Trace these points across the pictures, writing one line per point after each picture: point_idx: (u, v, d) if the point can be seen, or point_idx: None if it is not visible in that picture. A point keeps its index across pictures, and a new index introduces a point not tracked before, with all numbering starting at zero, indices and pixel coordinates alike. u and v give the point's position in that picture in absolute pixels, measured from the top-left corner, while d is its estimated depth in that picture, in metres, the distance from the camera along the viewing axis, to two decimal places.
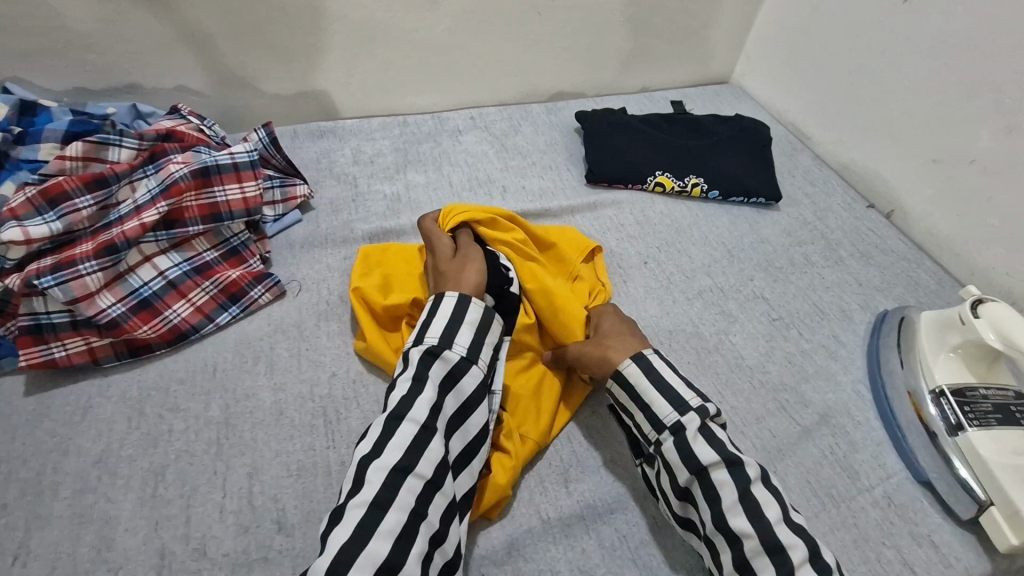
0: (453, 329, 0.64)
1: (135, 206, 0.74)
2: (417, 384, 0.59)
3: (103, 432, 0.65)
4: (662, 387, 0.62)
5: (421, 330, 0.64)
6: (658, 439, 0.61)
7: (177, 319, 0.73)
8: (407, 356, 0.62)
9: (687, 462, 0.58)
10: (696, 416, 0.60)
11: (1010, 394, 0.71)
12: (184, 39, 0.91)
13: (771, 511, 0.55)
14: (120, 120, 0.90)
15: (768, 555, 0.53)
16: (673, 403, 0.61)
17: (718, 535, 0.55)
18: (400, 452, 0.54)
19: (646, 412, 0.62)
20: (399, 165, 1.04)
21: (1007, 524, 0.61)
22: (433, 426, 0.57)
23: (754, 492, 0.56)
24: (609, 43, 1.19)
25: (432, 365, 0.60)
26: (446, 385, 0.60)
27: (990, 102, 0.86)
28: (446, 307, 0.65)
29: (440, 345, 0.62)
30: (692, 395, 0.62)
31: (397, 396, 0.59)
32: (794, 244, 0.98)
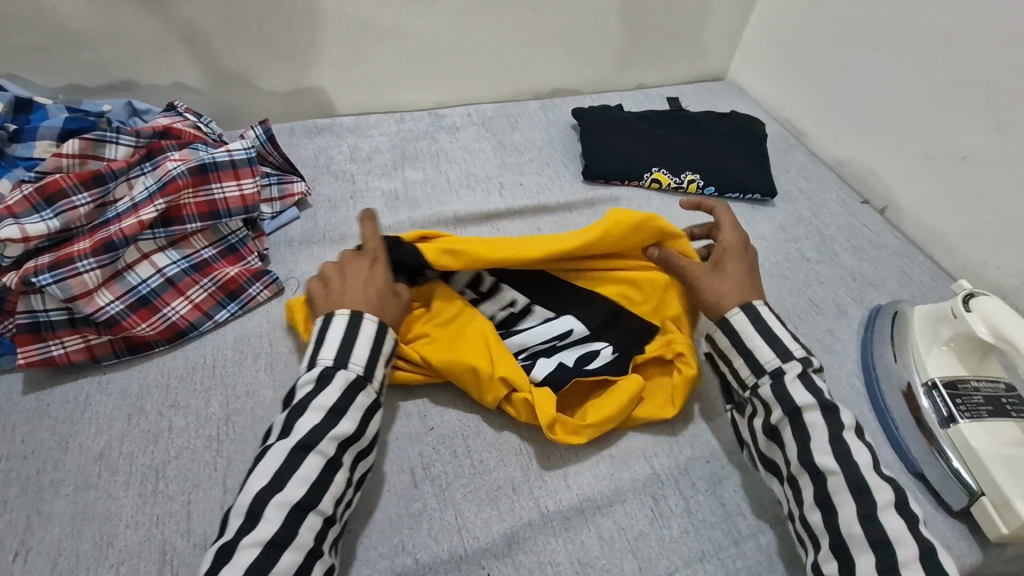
0: (376, 359, 0.61)
1: (133, 203, 0.74)
2: (334, 417, 0.56)
3: (102, 430, 0.65)
4: (768, 335, 0.64)
5: (343, 348, 0.60)
6: (755, 382, 0.63)
7: (176, 316, 0.73)
8: (329, 378, 0.58)
9: (782, 403, 0.60)
10: (798, 364, 0.62)
11: (1002, 386, 0.72)
12: (179, 36, 0.91)
13: (861, 457, 0.57)
14: (116, 117, 0.89)
15: (852, 493, 0.55)
16: (774, 351, 0.63)
17: (803, 474, 0.58)
18: (304, 487, 0.53)
19: (746, 357, 0.64)
20: (396, 162, 1.04)
21: (997, 513, 0.62)
22: (338, 460, 0.56)
23: (846, 439, 0.58)
24: (604, 40, 1.19)
25: (356, 398, 0.58)
26: (365, 419, 0.58)
27: (981, 99, 0.88)
28: (370, 333, 0.61)
29: (365, 376, 0.59)
30: (796, 345, 0.64)
31: (305, 424, 0.55)
32: (789, 239, 0.99)
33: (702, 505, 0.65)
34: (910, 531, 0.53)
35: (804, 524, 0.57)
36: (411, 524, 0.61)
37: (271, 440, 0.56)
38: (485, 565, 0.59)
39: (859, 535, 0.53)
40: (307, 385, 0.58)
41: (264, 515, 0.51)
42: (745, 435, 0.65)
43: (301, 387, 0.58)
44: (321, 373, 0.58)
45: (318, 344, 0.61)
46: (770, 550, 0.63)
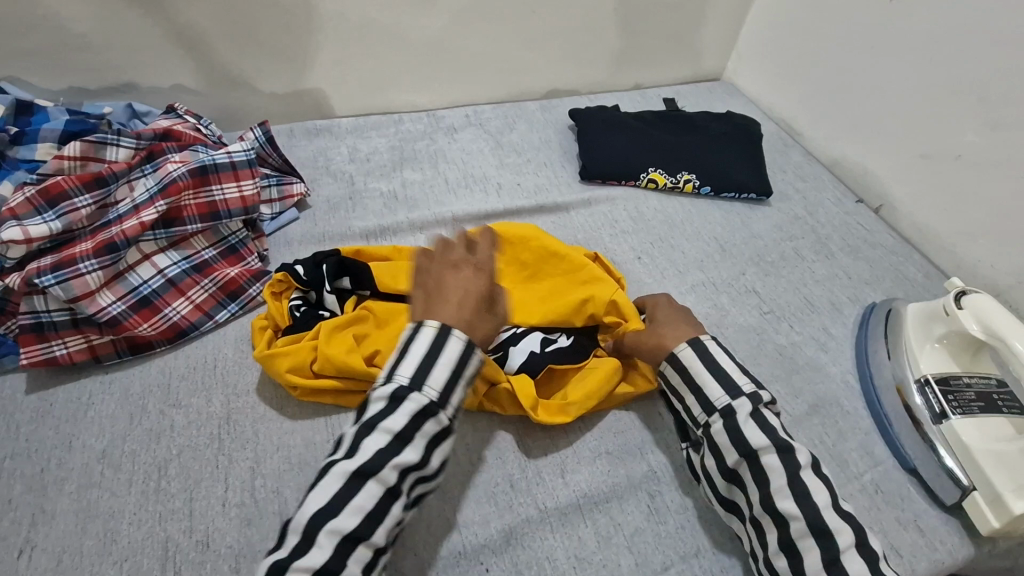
0: (453, 383, 0.57)
1: (134, 205, 0.75)
2: (399, 444, 0.54)
3: (105, 429, 0.66)
4: (717, 371, 0.63)
5: (423, 368, 0.57)
6: (708, 421, 0.62)
7: (177, 316, 0.74)
8: (399, 401, 0.55)
9: (739, 445, 0.59)
10: (748, 401, 0.61)
11: (993, 382, 0.73)
12: (180, 39, 0.92)
13: (820, 498, 0.56)
14: (116, 119, 0.90)
15: (815, 537, 0.54)
16: (725, 387, 0.62)
17: (765, 516, 0.57)
18: (360, 517, 0.51)
19: (697, 394, 0.64)
20: (395, 163, 1.05)
21: (989, 508, 0.63)
22: (398, 487, 0.54)
23: (803, 478, 0.57)
24: (601, 41, 1.20)
25: (423, 425, 0.55)
26: (430, 447, 0.56)
27: (974, 98, 0.89)
28: (453, 355, 0.58)
29: (437, 404, 0.56)
30: (746, 380, 0.63)
31: (371, 445, 0.53)
32: (785, 238, 1.00)
33: (698, 501, 0.66)
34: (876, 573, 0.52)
35: (770, 567, 0.56)
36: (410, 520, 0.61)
37: (335, 455, 0.55)
38: (483, 561, 0.59)
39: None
40: (378, 402, 0.56)
41: (322, 544, 0.49)
42: (700, 473, 0.64)
43: (372, 403, 0.56)
44: (392, 394, 0.55)
45: (399, 357, 0.58)
46: None
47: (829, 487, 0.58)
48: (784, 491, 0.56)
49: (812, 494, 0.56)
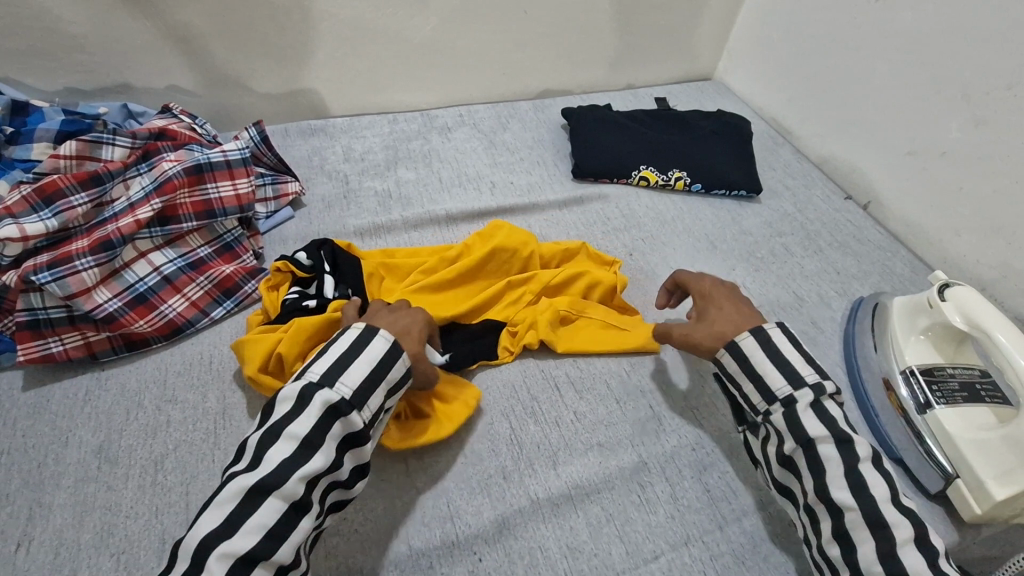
0: (370, 386, 0.57)
1: (130, 203, 0.75)
2: (306, 449, 0.51)
3: (102, 424, 0.67)
4: (779, 362, 0.62)
5: (335, 368, 0.56)
6: (767, 410, 0.63)
7: (173, 313, 0.75)
8: (307, 399, 0.53)
9: (794, 433, 0.59)
10: (810, 392, 0.61)
11: (976, 372, 0.73)
12: (175, 40, 0.93)
13: (878, 491, 0.56)
14: (112, 119, 0.91)
15: (873, 528, 0.54)
16: (787, 378, 0.62)
17: (819, 505, 0.58)
18: (259, 535, 0.47)
19: (757, 383, 0.63)
20: (389, 162, 1.06)
21: (972, 496, 0.64)
22: (307, 499, 0.51)
23: (861, 471, 0.57)
24: (593, 42, 1.22)
25: (333, 426, 0.53)
26: (341, 453, 0.53)
27: (959, 95, 0.90)
28: (373, 355, 0.58)
29: (349, 403, 0.55)
30: (810, 371, 0.62)
31: (276, 453, 0.51)
32: (775, 235, 1.01)
33: (688, 491, 0.67)
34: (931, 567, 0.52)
35: (823, 555, 0.57)
36: (403, 511, 0.62)
37: (237, 468, 0.51)
38: (476, 550, 0.60)
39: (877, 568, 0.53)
40: (286, 403, 0.53)
41: (210, 571, 0.45)
42: (758, 457, 0.65)
43: (278, 407, 0.54)
44: (301, 392, 0.54)
45: (313, 359, 0.57)
46: (754, 535, 0.65)
47: (889, 480, 0.57)
48: None
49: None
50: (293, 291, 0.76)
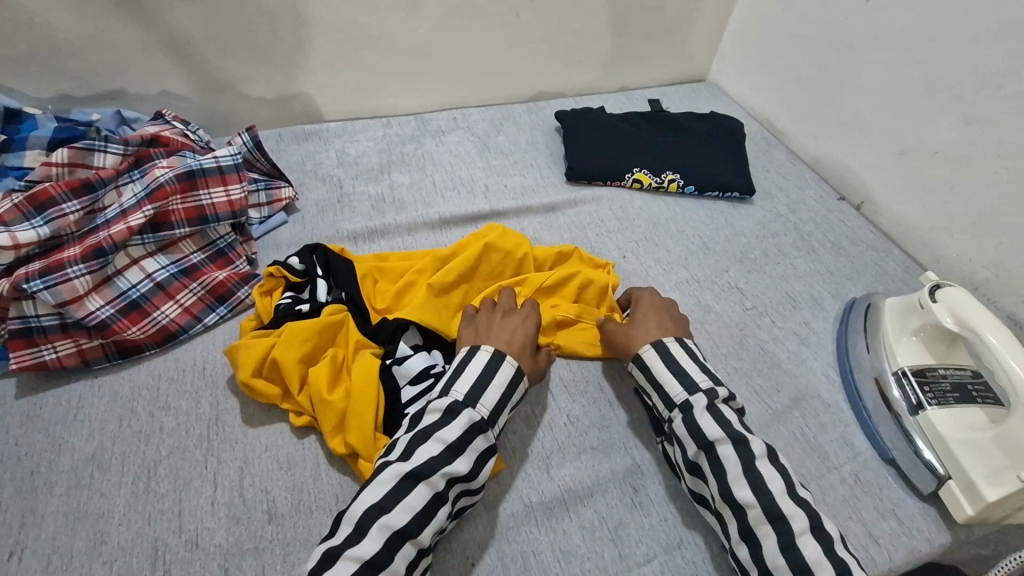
0: (501, 407, 0.63)
1: (122, 210, 0.75)
2: (452, 454, 0.57)
3: (95, 431, 0.67)
4: (677, 371, 0.66)
5: (476, 387, 0.62)
6: (669, 416, 0.65)
7: (166, 320, 0.75)
8: (455, 413, 0.60)
9: (695, 437, 0.61)
10: (704, 397, 0.63)
11: (968, 373, 0.74)
12: (168, 46, 0.93)
13: (774, 486, 0.58)
14: (105, 125, 0.91)
15: (773, 522, 0.56)
16: (683, 385, 0.65)
17: (726, 507, 0.59)
18: (408, 516, 0.54)
19: (659, 391, 0.66)
20: (383, 166, 1.06)
21: (964, 496, 0.64)
22: (444, 495, 0.56)
23: (757, 469, 0.59)
24: (586, 43, 1.22)
25: (474, 440, 0.59)
26: (480, 461, 0.59)
27: (949, 96, 0.90)
28: (505, 378, 0.64)
29: (488, 422, 0.61)
30: (704, 378, 0.65)
31: (426, 452, 0.57)
32: (768, 236, 1.01)
33: (681, 493, 0.67)
34: (828, 555, 0.53)
35: (737, 558, 0.58)
36: None
37: (390, 457, 0.58)
38: (469, 555, 0.60)
39: (783, 564, 0.54)
40: (434, 414, 0.60)
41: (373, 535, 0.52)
42: (676, 466, 0.66)
43: (427, 416, 0.60)
44: (449, 405, 0.60)
45: (454, 377, 0.64)
46: None
47: (785, 474, 0.59)
48: (741, 479, 0.58)
49: (763, 485, 0.57)
50: (286, 296, 0.77)
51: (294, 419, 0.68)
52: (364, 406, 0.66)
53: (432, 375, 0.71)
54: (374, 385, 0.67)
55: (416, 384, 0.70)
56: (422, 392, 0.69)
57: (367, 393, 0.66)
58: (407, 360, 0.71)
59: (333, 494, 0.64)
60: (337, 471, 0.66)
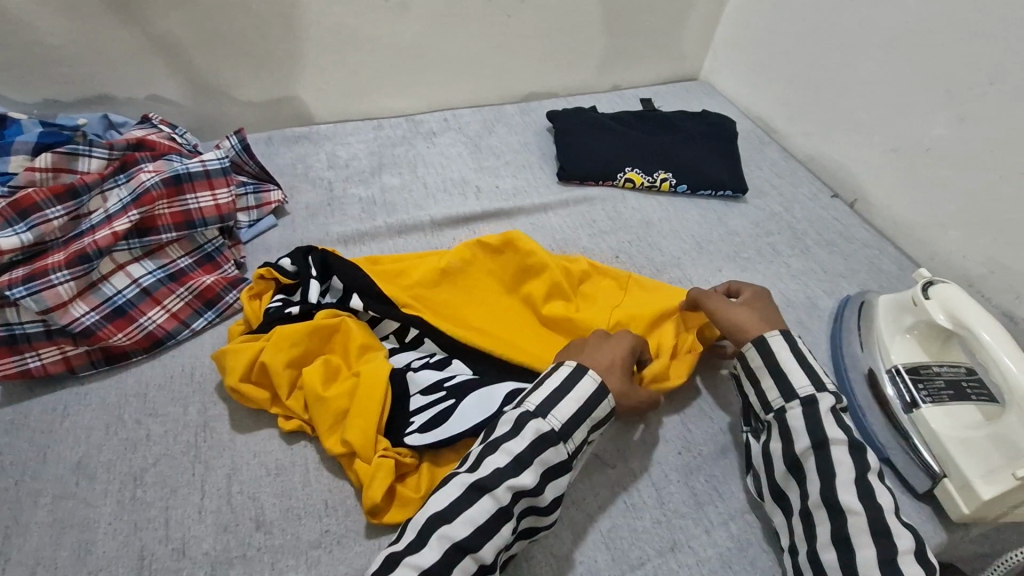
0: (578, 421, 0.60)
1: (107, 215, 0.75)
2: (519, 465, 0.55)
3: (81, 439, 0.66)
4: (798, 360, 0.65)
5: (550, 398, 0.60)
6: (783, 407, 0.64)
7: (153, 326, 0.74)
8: (523, 423, 0.58)
9: (811, 432, 0.60)
10: (832, 396, 0.62)
11: (963, 370, 0.73)
12: (157, 49, 0.93)
13: (884, 501, 0.57)
14: (92, 130, 0.90)
15: (875, 533, 0.55)
16: (811, 379, 0.64)
17: (819, 509, 0.58)
18: (469, 529, 0.52)
19: (778, 382, 0.65)
20: (374, 168, 1.05)
21: (959, 495, 0.64)
22: (511, 509, 0.54)
23: (869, 479, 0.58)
24: (578, 43, 1.21)
25: (545, 451, 0.57)
26: (548, 476, 0.57)
27: (941, 92, 0.90)
28: (584, 393, 0.61)
29: (558, 434, 0.58)
30: (830, 379, 0.65)
31: (492, 462, 0.56)
32: (761, 234, 1.01)
33: (676, 495, 0.67)
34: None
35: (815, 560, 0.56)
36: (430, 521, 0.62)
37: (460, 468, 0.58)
38: None
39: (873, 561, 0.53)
40: (505, 425, 0.59)
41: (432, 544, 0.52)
42: (753, 460, 0.66)
43: (499, 426, 0.59)
44: (518, 416, 0.59)
45: (533, 389, 0.62)
46: (741, 539, 0.64)
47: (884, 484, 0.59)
48: (849, 483, 0.57)
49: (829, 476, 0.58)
50: (277, 300, 0.75)
51: (283, 423, 0.67)
52: (361, 407, 0.65)
53: (443, 387, 0.69)
54: (373, 385, 0.66)
55: (427, 394, 0.69)
56: (431, 403, 0.68)
57: (365, 394, 0.65)
58: (422, 369, 0.71)
59: (322, 500, 0.63)
60: (326, 476, 0.65)
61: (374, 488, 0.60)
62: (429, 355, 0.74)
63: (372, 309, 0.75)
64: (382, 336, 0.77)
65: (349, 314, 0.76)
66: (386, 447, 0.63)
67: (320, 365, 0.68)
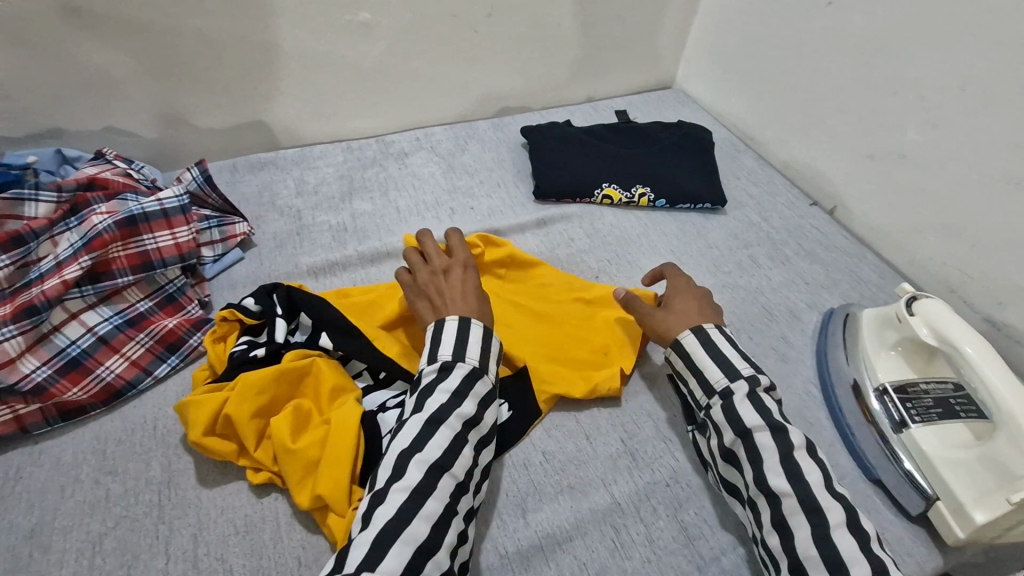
0: (490, 352, 0.65)
1: (57, 262, 0.71)
2: (459, 398, 0.60)
3: (34, 504, 0.62)
4: (720, 358, 0.65)
5: (461, 343, 0.65)
6: (708, 403, 0.65)
7: (111, 376, 0.70)
8: (450, 368, 0.62)
9: (733, 425, 0.61)
10: (746, 383, 0.63)
11: (950, 387, 0.72)
12: (108, 80, 0.88)
13: (814, 477, 0.57)
14: (43, 167, 0.85)
15: (807, 514, 0.55)
16: (724, 370, 0.64)
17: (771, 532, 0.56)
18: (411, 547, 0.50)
19: (698, 377, 0.66)
20: (344, 193, 1.02)
21: (953, 518, 0.62)
22: (465, 436, 0.59)
23: (797, 458, 0.58)
24: (550, 56, 1.19)
25: (476, 384, 0.62)
26: (485, 403, 0.62)
27: (914, 98, 0.89)
28: (484, 331, 0.66)
29: (482, 366, 0.64)
30: (745, 365, 0.65)
31: (434, 403, 0.60)
32: (741, 246, 0.99)
33: (664, 531, 0.64)
34: (864, 550, 0.52)
35: (767, 549, 0.56)
36: None
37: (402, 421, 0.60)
38: None
39: (816, 556, 0.52)
40: (430, 375, 0.63)
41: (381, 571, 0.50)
42: (706, 457, 0.66)
43: (425, 376, 0.63)
44: (443, 363, 0.63)
45: (433, 342, 0.65)
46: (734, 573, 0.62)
47: (824, 468, 0.58)
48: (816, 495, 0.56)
49: (801, 478, 0.56)
50: (242, 342, 0.72)
51: (251, 477, 0.64)
52: (332, 457, 0.61)
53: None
54: (344, 438, 0.62)
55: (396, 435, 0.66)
56: None
57: (336, 442, 0.62)
58: (392, 410, 0.69)
59: (295, 558, 0.60)
60: (299, 531, 0.62)
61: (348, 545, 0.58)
62: (404, 394, 0.72)
63: (342, 349, 0.72)
64: (353, 374, 0.74)
65: (319, 353, 0.72)
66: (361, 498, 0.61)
67: (288, 417, 0.64)
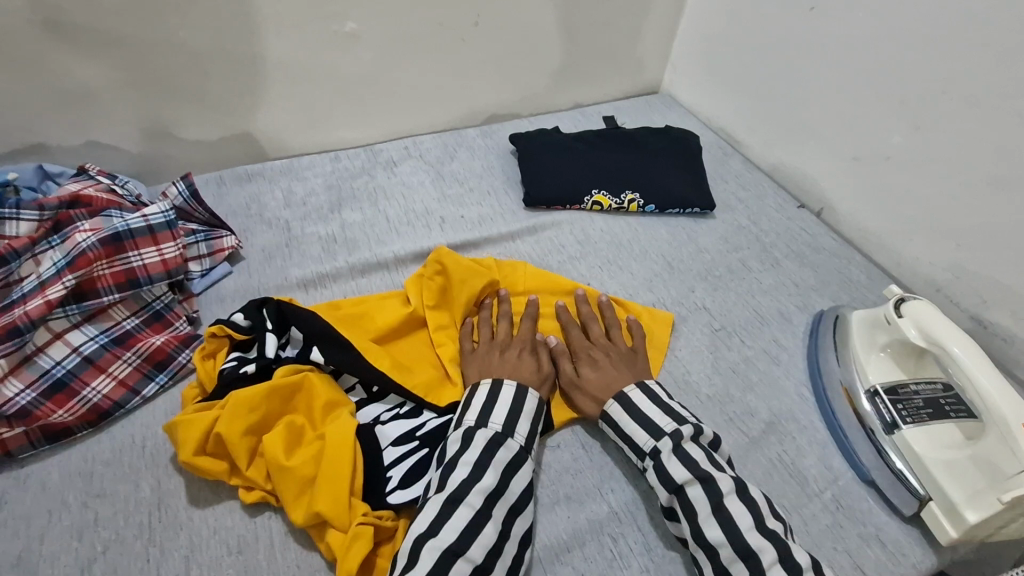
0: (514, 417, 0.66)
1: (40, 281, 0.69)
2: (478, 471, 0.60)
3: (20, 530, 0.60)
4: (642, 420, 0.67)
5: (485, 410, 0.65)
6: (644, 467, 0.66)
7: (98, 397, 0.69)
8: (471, 436, 0.63)
9: (664, 482, 0.62)
10: (670, 440, 0.64)
11: (940, 387, 0.73)
12: (89, 92, 0.87)
13: (743, 520, 0.59)
14: (24, 183, 0.84)
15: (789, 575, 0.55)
16: (649, 431, 0.66)
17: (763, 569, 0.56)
18: (456, 534, 0.55)
19: (630, 444, 0.67)
20: (333, 204, 1.01)
21: (946, 516, 0.63)
22: (488, 512, 0.58)
23: (727, 505, 0.59)
24: (537, 62, 1.19)
25: (498, 452, 0.62)
26: (507, 474, 0.61)
27: (897, 100, 0.90)
28: (510, 395, 0.67)
29: (504, 433, 0.64)
30: (669, 420, 0.67)
31: (456, 477, 0.59)
32: (731, 250, 1.00)
33: (662, 539, 0.64)
34: None
35: None
36: None
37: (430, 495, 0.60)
38: None
39: None
40: (453, 444, 0.63)
41: None
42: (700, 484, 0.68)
43: (447, 446, 0.63)
44: (464, 432, 0.63)
45: (462, 410, 0.67)
46: None
47: (755, 507, 0.60)
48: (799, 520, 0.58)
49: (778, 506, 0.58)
50: (231, 359, 0.70)
51: (244, 495, 0.63)
52: (330, 472, 0.61)
53: (415, 437, 0.69)
54: (342, 451, 0.62)
55: (399, 445, 0.68)
56: (405, 455, 0.67)
57: (334, 457, 0.62)
58: (392, 422, 0.70)
59: None
60: (294, 549, 0.61)
61: (349, 560, 0.57)
62: (399, 406, 0.72)
63: (333, 362, 0.71)
64: (346, 388, 0.73)
65: (310, 367, 0.71)
66: (365, 512, 0.60)
67: (280, 438, 0.63)
